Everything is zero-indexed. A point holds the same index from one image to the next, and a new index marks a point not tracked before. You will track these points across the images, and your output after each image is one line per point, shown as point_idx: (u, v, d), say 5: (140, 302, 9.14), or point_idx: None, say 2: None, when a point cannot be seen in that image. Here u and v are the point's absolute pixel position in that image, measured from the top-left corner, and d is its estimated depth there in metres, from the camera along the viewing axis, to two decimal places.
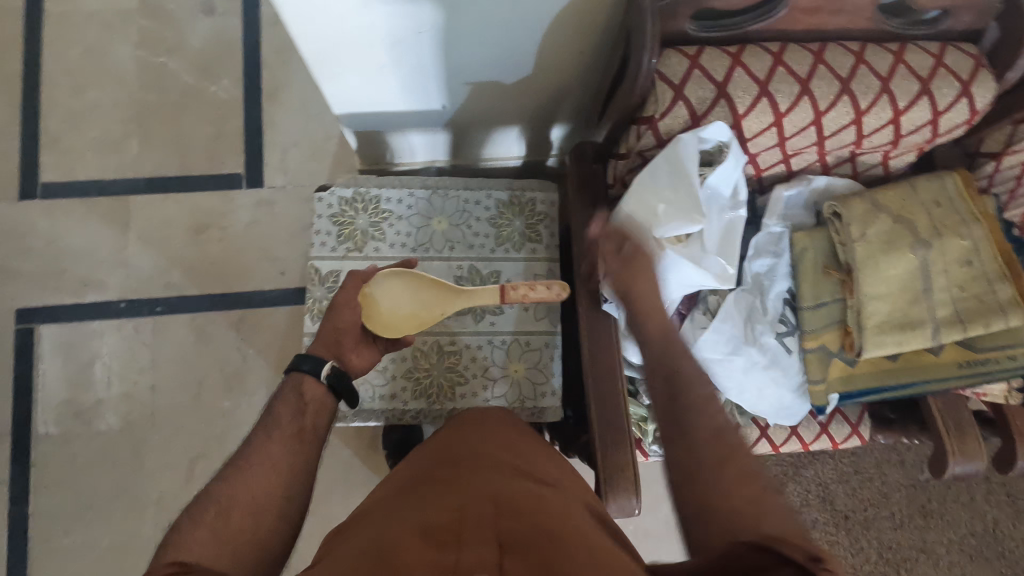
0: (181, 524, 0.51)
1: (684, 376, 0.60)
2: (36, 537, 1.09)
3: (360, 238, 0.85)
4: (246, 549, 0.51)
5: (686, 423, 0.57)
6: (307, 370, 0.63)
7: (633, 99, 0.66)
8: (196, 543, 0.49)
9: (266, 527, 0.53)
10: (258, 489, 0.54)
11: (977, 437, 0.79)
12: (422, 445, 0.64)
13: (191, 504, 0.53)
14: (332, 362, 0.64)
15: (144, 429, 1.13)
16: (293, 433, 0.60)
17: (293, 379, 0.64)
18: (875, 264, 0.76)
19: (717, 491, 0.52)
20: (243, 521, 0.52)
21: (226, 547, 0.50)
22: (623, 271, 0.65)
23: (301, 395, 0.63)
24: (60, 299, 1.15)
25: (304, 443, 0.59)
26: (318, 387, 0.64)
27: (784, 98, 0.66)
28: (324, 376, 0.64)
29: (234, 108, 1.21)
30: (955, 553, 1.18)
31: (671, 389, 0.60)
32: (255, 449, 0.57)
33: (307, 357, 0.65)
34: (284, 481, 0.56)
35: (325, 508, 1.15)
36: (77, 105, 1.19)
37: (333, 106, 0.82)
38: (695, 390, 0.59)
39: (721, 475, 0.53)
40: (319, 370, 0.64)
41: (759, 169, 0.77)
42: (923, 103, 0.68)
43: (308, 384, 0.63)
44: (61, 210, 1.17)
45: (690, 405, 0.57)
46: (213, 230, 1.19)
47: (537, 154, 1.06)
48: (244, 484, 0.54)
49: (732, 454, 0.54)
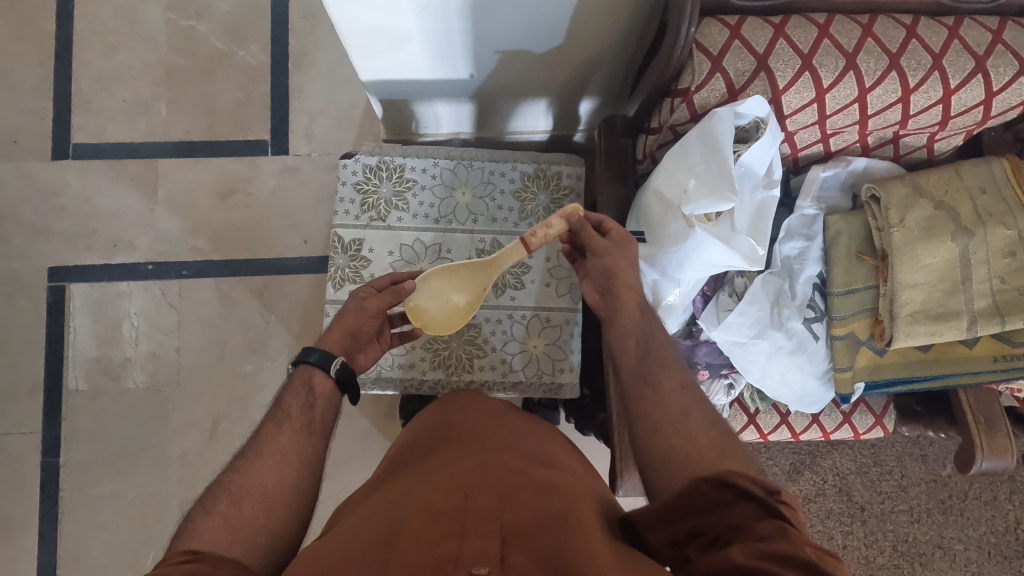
0: (195, 514, 0.52)
1: (655, 339, 0.63)
2: (65, 486, 1.14)
3: (383, 208, 0.84)
4: (259, 539, 0.52)
5: (652, 379, 0.60)
6: (315, 362, 0.62)
7: (669, 68, 0.63)
8: (209, 531, 0.50)
9: (277, 516, 0.54)
10: (269, 480, 0.55)
11: (1007, 433, 0.76)
12: (423, 417, 0.70)
13: (205, 493, 0.54)
14: (341, 358, 0.63)
15: (168, 389, 1.16)
16: (303, 425, 0.60)
17: (302, 371, 0.63)
18: (912, 251, 0.73)
19: (678, 438, 0.56)
20: (254, 508, 0.53)
21: (239, 537, 0.51)
22: (605, 251, 0.64)
23: (310, 388, 0.62)
24: (90, 258, 1.18)
25: (314, 434, 0.60)
26: (326, 381, 0.63)
27: (827, 72, 0.63)
28: (333, 372, 0.63)
29: (261, 73, 1.21)
30: (973, 551, 1.15)
31: (642, 347, 0.63)
32: (266, 441, 0.58)
33: (314, 350, 0.63)
34: (294, 469, 0.57)
35: (341, 473, 1.17)
36: (108, 65, 1.20)
37: (361, 72, 0.81)
38: (662, 352, 0.62)
39: (683, 423, 0.56)
40: (328, 364, 0.62)
41: (794, 148, 0.75)
42: (977, 82, 0.65)
43: (317, 377, 0.62)
44: (91, 170, 1.19)
45: (656, 367, 0.61)
46: (239, 195, 1.20)
47: (565, 128, 1.04)
48: (258, 474, 0.55)
49: (694, 406, 0.58)
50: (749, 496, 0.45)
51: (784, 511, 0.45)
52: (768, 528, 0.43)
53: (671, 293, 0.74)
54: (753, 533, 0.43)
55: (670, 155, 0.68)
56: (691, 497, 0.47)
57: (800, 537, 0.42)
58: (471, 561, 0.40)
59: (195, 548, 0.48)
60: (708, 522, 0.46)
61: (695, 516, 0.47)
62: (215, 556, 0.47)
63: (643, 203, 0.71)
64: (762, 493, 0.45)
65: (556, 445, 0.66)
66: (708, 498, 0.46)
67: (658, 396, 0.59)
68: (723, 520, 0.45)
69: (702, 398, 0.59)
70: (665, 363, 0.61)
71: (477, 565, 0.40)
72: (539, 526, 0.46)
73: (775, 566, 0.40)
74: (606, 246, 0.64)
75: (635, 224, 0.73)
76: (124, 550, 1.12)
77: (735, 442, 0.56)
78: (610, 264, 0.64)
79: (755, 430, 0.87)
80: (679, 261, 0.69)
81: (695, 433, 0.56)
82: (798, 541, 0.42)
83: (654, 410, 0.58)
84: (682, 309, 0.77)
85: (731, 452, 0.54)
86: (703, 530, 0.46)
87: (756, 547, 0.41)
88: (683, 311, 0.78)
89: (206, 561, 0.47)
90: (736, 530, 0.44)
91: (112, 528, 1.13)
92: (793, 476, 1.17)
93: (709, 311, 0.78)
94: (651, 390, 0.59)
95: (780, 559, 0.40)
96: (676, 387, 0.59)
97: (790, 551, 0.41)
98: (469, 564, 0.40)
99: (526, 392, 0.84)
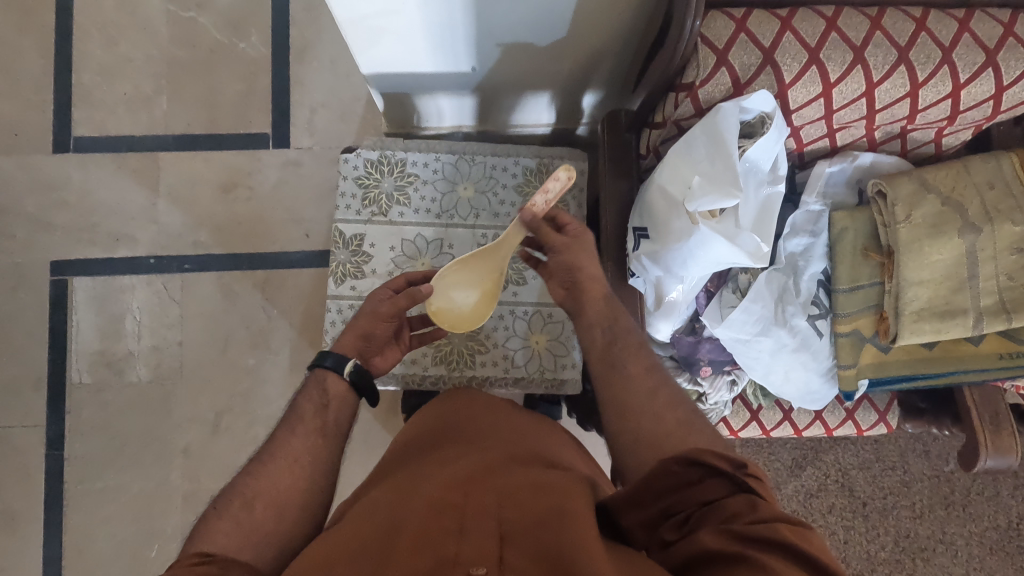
0: (207, 516, 0.53)
1: (620, 324, 0.66)
2: (70, 479, 1.14)
3: (385, 202, 0.84)
4: (270, 540, 0.52)
5: (619, 365, 0.64)
6: (330, 367, 0.63)
7: (674, 61, 0.62)
8: (220, 533, 0.51)
9: (289, 520, 0.54)
10: (282, 483, 0.55)
11: (1012, 432, 0.76)
12: (419, 414, 0.71)
13: (218, 496, 0.55)
14: (354, 360, 0.63)
15: (171, 383, 1.16)
16: (316, 428, 0.60)
17: (316, 376, 0.63)
18: (919, 248, 0.72)
19: (647, 420, 0.59)
20: (262, 508, 0.53)
21: (250, 538, 0.51)
22: (565, 246, 0.66)
23: (323, 390, 0.62)
24: (93, 252, 1.18)
25: (327, 438, 0.60)
26: (341, 383, 0.63)
27: (835, 67, 0.62)
28: (346, 374, 0.63)
29: (263, 66, 1.20)
30: (975, 547, 1.15)
31: (608, 335, 0.66)
32: (280, 444, 0.58)
33: (329, 353, 0.63)
34: (305, 472, 0.57)
35: (344, 466, 1.17)
36: (109, 58, 1.19)
37: (362, 65, 0.80)
38: (628, 339, 0.65)
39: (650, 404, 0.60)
40: (341, 367, 0.63)
41: (800, 143, 0.74)
42: (986, 76, 0.64)
43: (331, 380, 0.63)
44: (93, 164, 1.18)
45: (626, 355, 0.64)
46: (240, 189, 1.19)
47: (568, 122, 1.03)
48: (269, 476, 0.55)
49: (661, 389, 0.61)
50: (716, 472, 0.48)
51: (751, 483, 0.47)
52: (737, 503, 0.45)
53: (673, 290, 0.74)
54: (721, 511, 0.45)
55: (674, 151, 0.67)
56: (662, 478, 0.48)
57: (769, 509, 0.44)
58: (470, 561, 0.40)
59: (208, 550, 0.48)
60: (678, 502, 0.48)
61: (666, 496, 0.48)
62: (227, 558, 0.47)
63: (646, 200, 0.70)
64: (730, 468, 0.48)
65: (557, 441, 0.67)
66: (678, 477, 0.48)
67: (625, 381, 0.62)
68: (694, 498, 0.47)
69: (669, 379, 0.63)
70: (632, 348, 0.65)
71: (476, 564, 0.39)
72: (539, 524, 0.46)
73: (751, 549, 0.41)
74: (566, 241, 0.66)
75: (638, 220, 0.72)
76: (129, 542, 1.13)
77: (703, 421, 0.59)
78: (570, 260, 0.66)
79: (757, 426, 0.88)
80: (683, 258, 0.68)
81: (662, 414, 0.59)
82: (765, 515, 0.43)
83: (625, 395, 0.62)
84: (684, 307, 0.77)
85: (697, 430, 0.58)
86: (675, 510, 0.48)
87: (726, 529, 0.43)
88: (685, 309, 0.78)
89: (218, 563, 0.47)
90: (708, 507, 0.46)
91: (116, 520, 1.14)
92: (795, 471, 1.17)
93: (712, 308, 0.78)
94: (618, 376, 0.63)
95: (751, 539, 0.42)
96: (642, 370, 0.63)
97: (764, 532, 0.42)
98: (467, 564, 0.39)
99: (528, 387, 0.83)
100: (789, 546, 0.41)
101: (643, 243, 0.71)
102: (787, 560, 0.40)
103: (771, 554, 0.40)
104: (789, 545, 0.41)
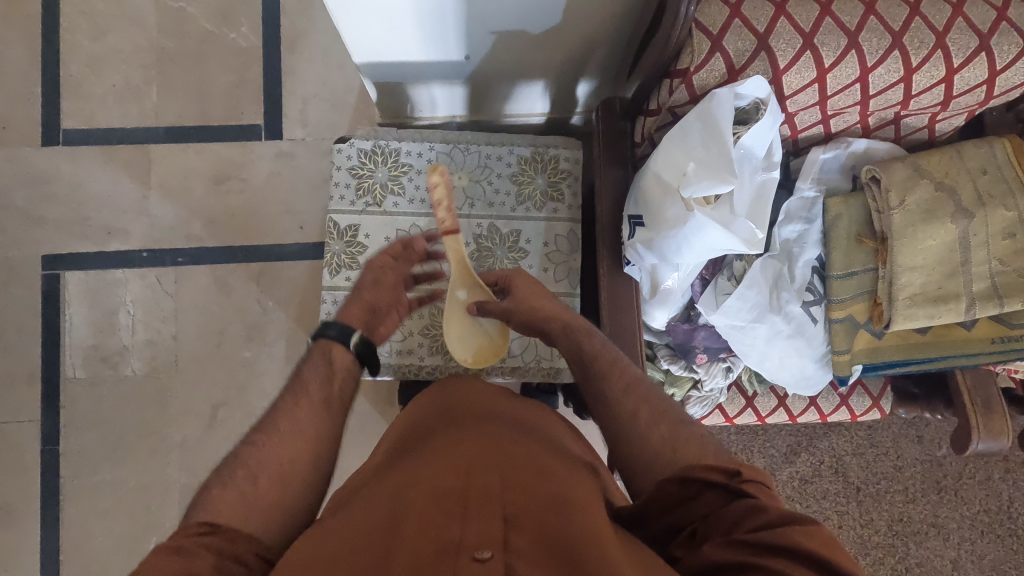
0: (209, 485, 0.52)
1: (588, 350, 0.66)
2: (67, 474, 1.14)
3: (379, 193, 0.83)
4: (275, 510, 0.52)
5: (600, 396, 0.63)
6: (334, 336, 0.67)
7: (668, 47, 0.61)
8: (225, 505, 0.50)
9: (292, 489, 0.54)
10: (285, 456, 0.55)
11: (1004, 415, 0.77)
12: (416, 402, 0.71)
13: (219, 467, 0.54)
14: (358, 331, 0.68)
15: (166, 377, 1.16)
16: (319, 400, 0.62)
17: (320, 346, 0.66)
18: (912, 234, 0.73)
19: (637, 441, 0.57)
20: (265, 479, 0.53)
21: (254, 510, 0.51)
22: (506, 313, 0.70)
23: (329, 361, 0.65)
24: (84, 246, 1.17)
25: (331, 409, 0.62)
26: (345, 354, 0.67)
27: (829, 52, 0.62)
28: (352, 345, 0.67)
29: (254, 56, 1.18)
30: (966, 530, 1.17)
31: (582, 369, 0.65)
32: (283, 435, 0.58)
33: (334, 325, 0.68)
34: (309, 444, 0.58)
35: (343, 458, 1.18)
36: (97, 49, 1.18)
37: (353, 53, 0.79)
38: (599, 359, 0.64)
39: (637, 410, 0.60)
40: (347, 337, 0.67)
41: (794, 130, 0.74)
42: (980, 60, 0.64)
43: (336, 350, 0.66)
44: (82, 157, 1.17)
45: (605, 372, 0.63)
46: (233, 181, 1.18)
47: (561, 111, 1.02)
48: (274, 467, 0.55)
49: (641, 405, 0.60)
50: (711, 484, 0.48)
51: (749, 488, 0.47)
52: (735, 509, 0.46)
53: (669, 277, 0.74)
54: (721, 522, 0.46)
55: (669, 139, 0.67)
56: (660, 497, 0.49)
57: (770, 511, 0.44)
58: (475, 542, 0.40)
59: (211, 519, 0.48)
60: (681, 517, 0.49)
61: (667, 513, 0.50)
62: (233, 529, 0.48)
63: (641, 187, 0.70)
64: (725, 478, 0.48)
65: (554, 424, 0.67)
66: (674, 497, 0.49)
67: (608, 407, 0.62)
68: (695, 511, 0.48)
69: (651, 390, 0.62)
70: (609, 368, 0.64)
71: (481, 547, 0.40)
72: (542, 508, 0.46)
73: (755, 556, 0.42)
74: (505, 308, 0.70)
75: (633, 208, 0.72)
76: (127, 535, 1.13)
77: (689, 427, 0.58)
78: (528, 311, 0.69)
79: (753, 412, 0.88)
80: (677, 245, 0.68)
81: (648, 432, 0.58)
82: (765, 521, 0.44)
83: (615, 421, 0.60)
84: (680, 294, 0.77)
85: (683, 441, 0.56)
86: (680, 525, 0.49)
87: (729, 540, 0.44)
88: (681, 296, 0.78)
89: (224, 534, 0.47)
90: (709, 519, 0.47)
91: (113, 514, 1.14)
92: (790, 458, 1.18)
93: (707, 295, 0.78)
94: (603, 404, 0.62)
95: (755, 547, 0.43)
96: (620, 392, 0.61)
97: (768, 539, 0.42)
98: (472, 547, 0.40)
99: (525, 376, 0.84)
100: (792, 549, 0.41)
101: (638, 230, 0.71)
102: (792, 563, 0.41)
103: (777, 560, 0.41)
104: (796, 551, 0.41)
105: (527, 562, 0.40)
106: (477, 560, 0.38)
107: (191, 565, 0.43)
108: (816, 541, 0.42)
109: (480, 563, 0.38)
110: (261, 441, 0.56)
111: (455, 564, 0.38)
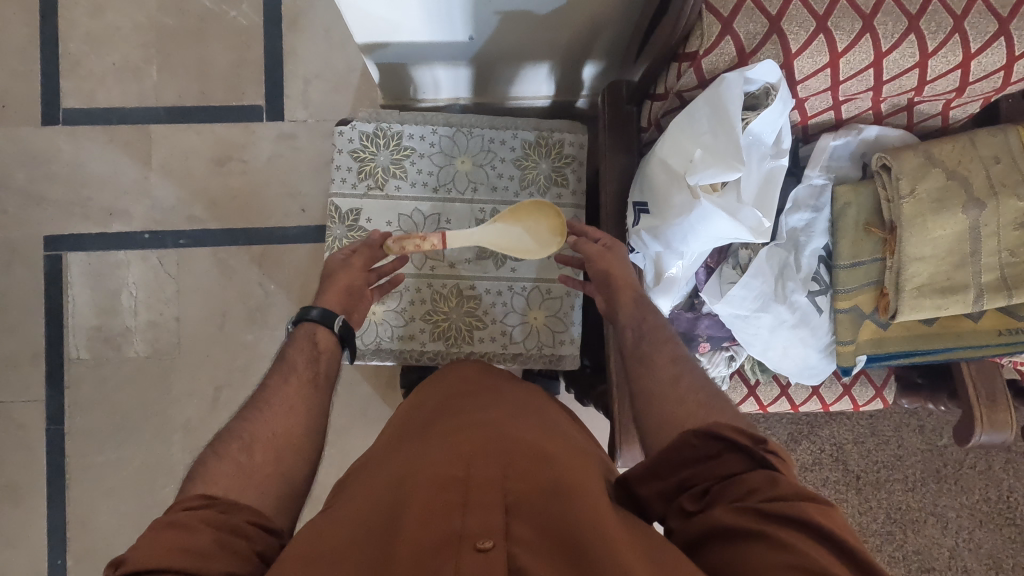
0: (204, 458, 0.53)
1: (649, 323, 0.65)
2: (71, 452, 1.15)
3: (381, 176, 0.82)
4: (271, 483, 0.53)
5: (647, 359, 0.62)
6: (318, 320, 0.65)
7: (676, 30, 0.60)
8: (220, 476, 0.51)
9: (286, 461, 0.55)
10: (277, 430, 0.56)
11: (1008, 407, 0.76)
12: (428, 384, 0.71)
13: (214, 441, 0.55)
14: (343, 317, 0.66)
15: (170, 357, 1.17)
16: (308, 378, 0.61)
17: (305, 329, 0.65)
18: (922, 223, 0.71)
19: (671, 404, 0.58)
20: (265, 456, 0.54)
21: (251, 479, 0.52)
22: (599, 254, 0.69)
23: (314, 344, 0.64)
24: (86, 227, 1.16)
25: (318, 388, 0.61)
26: (329, 337, 0.66)
27: (843, 36, 0.60)
28: (336, 328, 0.65)
29: (254, 35, 1.16)
30: (965, 518, 1.17)
31: (637, 333, 0.65)
32: (282, 414, 0.57)
33: (315, 307, 0.66)
34: (303, 419, 0.58)
35: (344, 440, 1.18)
36: (96, 26, 1.16)
37: (356, 34, 0.78)
38: (655, 332, 0.64)
39: (674, 378, 0.60)
40: (329, 321, 0.65)
41: (805, 116, 0.72)
42: (998, 46, 0.62)
43: (321, 334, 0.65)
44: (82, 136, 1.16)
45: (650, 342, 0.63)
46: (234, 162, 1.17)
47: (567, 95, 1.01)
48: (274, 445, 0.55)
49: (684, 373, 0.60)
50: (735, 447, 0.48)
51: (771, 458, 0.48)
52: (756, 477, 0.46)
53: (673, 265, 0.74)
54: (738, 487, 0.46)
55: (676, 124, 0.66)
56: (680, 450, 0.49)
57: (788, 484, 0.45)
58: (476, 536, 0.40)
59: (209, 493, 0.49)
60: (696, 474, 0.49)
61: (682, 469, 0.49)
62: (230, 501, 0.48)
63: (647, 174, 0.70)
64: (751, 444, 0.48)
65: (554, 412, 0.66)
66: (697, 451, 0.49)
67: (651, 369, 0.61)
68: (713, 472, 0.48)
69: (694, 366, 0.62)
70: (659, 340, 0.63)
71: (482, 537, 0.40)
72: (541, 494, 0.46)
73: (764, 523, 0.43)
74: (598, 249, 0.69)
75: (639, 195, 0.72)
76: (131, 513, 1.15)
77: (722, 401, 0.58)
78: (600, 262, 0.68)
79: (755, 401, 0.88)
80: (682, 234, 0.68)
81: (683, 397, 0.58)
82: (785, 491, 0.44)
83: (650, 385, 0.61)
84: (683, 283, 0.77)
85: (717, 410, 0.57)
86: (694, 482, 0.49)
87: (743, 505, 0.44)
88: (684, 286, 0.78)
89: (220, 507, 0.47)
90: (726, 480, 0.47)
91: (117, 492, 1.15)
92: (790, 445, 1.18)
93: (712, 284, 0.78)
94: (645, 368, 0.62)
95: (770, 516, 0.43)
96: (666, 361, 0.62)
97: (785, 510, 0.43)
98: (473, 538, 0.40)
99: (526, 363, 0.83)
100: (800, 520, 0.42)
101: (643, 217, 0.71)
102: (807, 536, 0.42)
103: (792, 532, 0.42)
104: (808, 522, 0.42)
105: (529, 553, 0.40)
106: (478, 551, 0.39)
107: (189, 538, 0.44)
108: (826, 516, 0.43)
109: (481, 554, 0.39)
110: (266, 422, 0.56)
111: (457, 558, 0.38)
